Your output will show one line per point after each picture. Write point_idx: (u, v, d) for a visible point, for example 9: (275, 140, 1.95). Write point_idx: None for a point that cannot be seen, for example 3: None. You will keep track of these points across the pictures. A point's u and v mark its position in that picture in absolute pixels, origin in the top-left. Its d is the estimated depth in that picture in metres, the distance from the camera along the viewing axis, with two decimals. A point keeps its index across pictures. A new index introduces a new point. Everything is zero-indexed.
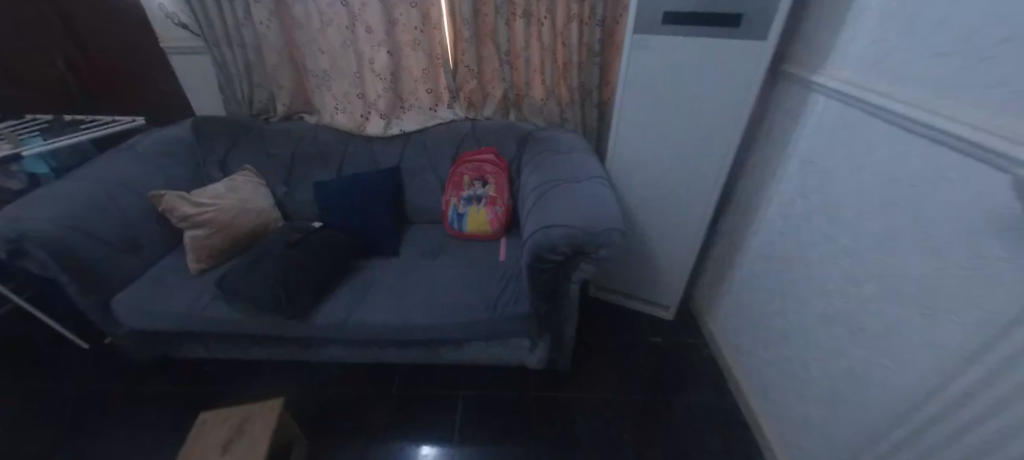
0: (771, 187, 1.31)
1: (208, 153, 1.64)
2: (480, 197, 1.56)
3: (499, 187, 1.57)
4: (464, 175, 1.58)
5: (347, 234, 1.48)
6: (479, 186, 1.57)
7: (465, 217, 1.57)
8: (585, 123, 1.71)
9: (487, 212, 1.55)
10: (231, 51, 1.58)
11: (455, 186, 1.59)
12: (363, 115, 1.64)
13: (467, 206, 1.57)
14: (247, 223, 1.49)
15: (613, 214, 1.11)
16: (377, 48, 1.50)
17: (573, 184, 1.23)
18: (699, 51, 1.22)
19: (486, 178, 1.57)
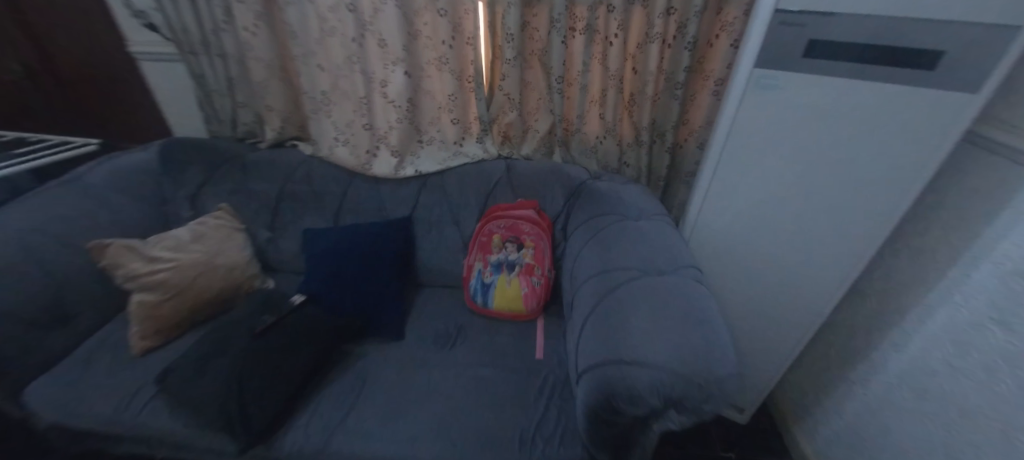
0: (945, 294, 0.94)
1: (176, 187, 1.32)
2: (513, 265, 1.20)
3: (539, 252, 1.21)
4: (493, 233, 1.22)
5: (339, 307, 1.14)
6: (512, 249, 1.20)
7: (492, 289, 1.20)
8: (651, 169, 1.34)
9: (522, 285, 1.19)
10: (210, 62, 1.25)
11: (482, 247, 1.23)
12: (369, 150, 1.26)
13: (496, 274, 1.21)
14: (214, 284, 1.18)
15: (725, 347, 0.75)
16: (391, 67, 1.14)
17: (656, 285, 0.87)
18: (854, 101, 0.85)
19: (522, 239, 1.21)
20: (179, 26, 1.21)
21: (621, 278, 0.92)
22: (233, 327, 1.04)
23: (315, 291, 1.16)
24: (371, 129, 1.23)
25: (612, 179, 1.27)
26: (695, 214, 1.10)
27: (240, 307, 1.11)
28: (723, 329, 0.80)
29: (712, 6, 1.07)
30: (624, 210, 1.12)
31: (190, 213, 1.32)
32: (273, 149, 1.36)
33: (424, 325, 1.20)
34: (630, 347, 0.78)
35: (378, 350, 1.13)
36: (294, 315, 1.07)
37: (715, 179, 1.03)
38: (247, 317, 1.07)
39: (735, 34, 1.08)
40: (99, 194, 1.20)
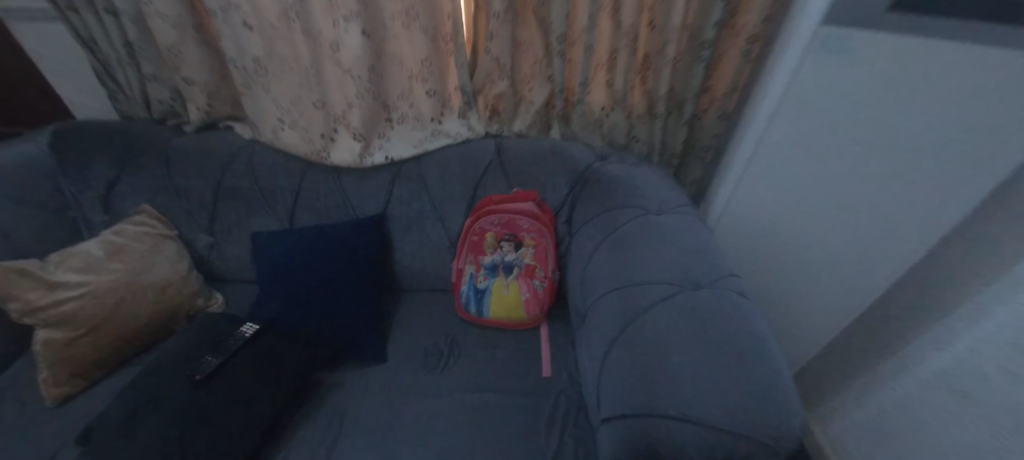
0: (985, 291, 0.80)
1: (79, 187, 1.04)
2: (512, 267, 1.02)
3: (541, 251, 1.02)
4: (485, 231, 1.02)
5: (305, 329, 0.95)
6: (509, 249, 1.02)
7: (487, 297, 1.02)
8: (664, 144, 1.15)
9: (522, 290, 1.01)
10: (98, 20, 0.95)
11: (472, 248, 1.04)
12: (324, 134, 1.00)
13: (491, 279, 1.03)
14: (143, 312, 0.95)
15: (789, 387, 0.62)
16: (343, 25, 0.87)
17: (699, 303, 0.72)
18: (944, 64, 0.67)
19: (521, 237, 1.02)
20: None
21: (650, 296, 0.76)
22: (170, 370, 0.83)
23: (272, 315, 0.96)
24: (322, 107, 0.97)
25: (622, 160, 1.08)
26: (724, 201, 0.95)
27: (180, 340, 0.90)
28: (784, 367, 0.65)
29: None
30: (643, 202, 0.94)
31: (103, 219, 1.05)
32: (202, 132, 1.09)
33: (409, 343, 1.03)
34: (673, 397, 0.63)
35: (356, 379, 0.95)
36: (246, 348, 0.87)
37: (754, 163, 0.87)
38: (180, 355, 0.86)
39: None
40: None
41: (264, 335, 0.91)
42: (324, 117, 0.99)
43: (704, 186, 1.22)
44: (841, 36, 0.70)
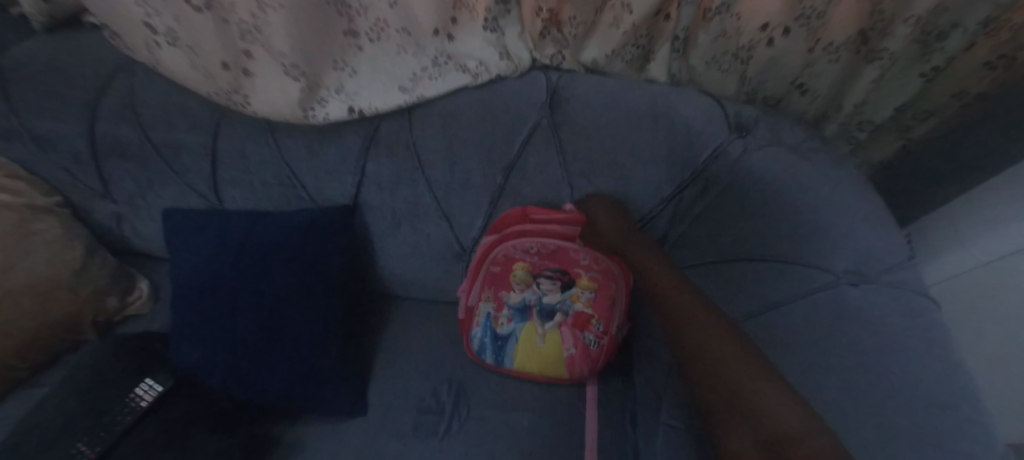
0: None
1: None
2: (553, 312, 0.63)
3: (604, 297, 0.63)
4: (514, 258, 0.64)
5: (241, 380, 0.64)
6: (552, 288, 0.63)
7: (509, 349, 0.64)
8: (861, 106, 0.61)
9: (567, 346, 0.62)
10: None
11: (491, 281, 0.65)
12: (228, 63, 0.53)
13: (519, 324, 0.63)
14: (21, 325, 0.65)
15: None
16: None
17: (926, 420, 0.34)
18: None
19: (572, 274, 0.64)
20: None
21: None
22: (31, 449, 0.53)
23: (190, 360, 0.64)
24: (207, 7, 0.48)
25: (778, 136, 0.58)
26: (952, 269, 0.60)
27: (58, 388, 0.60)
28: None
29: None
30: (827, 252, 0.47)
31: None
32: (56, 33, 0.65)
33: (397, 385, 0.72)
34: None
35: (319, 441, 0.67)
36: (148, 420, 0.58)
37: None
38: (48, 410, 0.57)
39: None
40: None
41: (177, 398, 0.61)
42: (217, 33, 0.50)
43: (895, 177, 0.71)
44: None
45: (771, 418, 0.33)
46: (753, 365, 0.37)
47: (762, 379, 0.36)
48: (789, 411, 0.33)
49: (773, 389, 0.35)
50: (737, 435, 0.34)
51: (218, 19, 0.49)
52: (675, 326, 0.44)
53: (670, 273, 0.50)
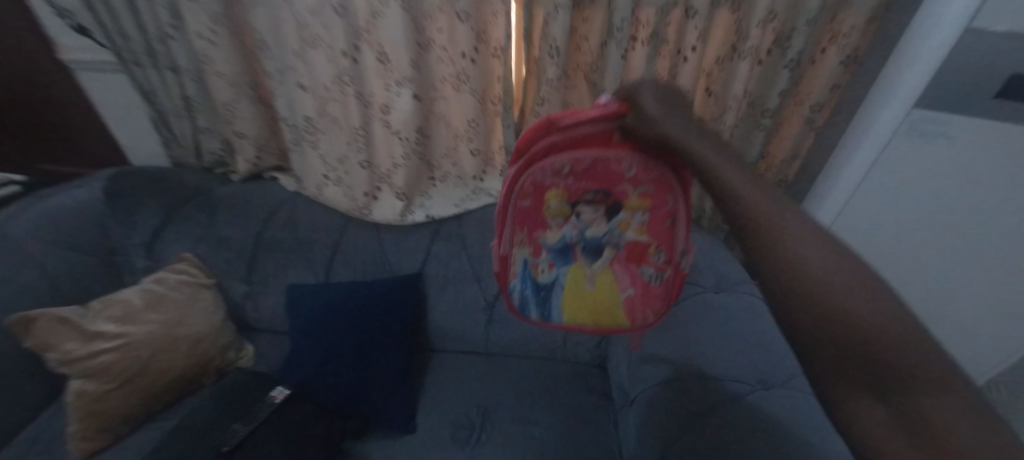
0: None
1: (128, 234, 1.05)
2: (603, 248, 0.66)
3: (659, 221, 0.63)
4: (547, 186, 0.61)
5: (339, 394, 0.93)
6: (596, 217, 0.63)
7: (556, 300, 0.71)
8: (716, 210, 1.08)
9: (622, 287, 0.69)
10: (160, 76, 0.97)
11: (525, 221, 0.64)
12: (368, 191, 1.00)
13: (563, 270, 0.69)
14: (175, 365, 0.95)
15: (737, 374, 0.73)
16: (395, 89, 0.87)
17: (725, 327, 0.81)
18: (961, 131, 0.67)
19: (615, 193, 0.61)
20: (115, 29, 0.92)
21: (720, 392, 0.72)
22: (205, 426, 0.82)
23: (307, 379, 0.94)
24: (368, 166, 0.96)
25: None
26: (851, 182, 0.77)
27: (210, 399, 0.90)
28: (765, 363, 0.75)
29: (828, 9, 0.78)
30: (699, 277, 0.92)
31: (145, 264, 1.06)
32: (247, 181, 1.09)
33: (440, 411, 0.97)
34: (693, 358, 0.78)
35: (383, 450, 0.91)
36: (279, 415, 0.86)
37: (911, 108, 0.68)
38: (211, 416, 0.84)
39: (851, 46, 0.79)
40: (19, 247, 0.93)
41: (295, 403, 0.90)
42: (368, 177, 0.98)
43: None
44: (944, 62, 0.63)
45: (851, 314, 0.31)
46: (825, 267, 0.32)
47: (853, 291, 0.32)
48: (866, 304, 0.31)
49: (856, 293, 0.32)
50: (810, 334, 0.32)
51: (370, 171, 0.97)
52: (748, 211, 0.36)
53: (712, 141, 0.43)
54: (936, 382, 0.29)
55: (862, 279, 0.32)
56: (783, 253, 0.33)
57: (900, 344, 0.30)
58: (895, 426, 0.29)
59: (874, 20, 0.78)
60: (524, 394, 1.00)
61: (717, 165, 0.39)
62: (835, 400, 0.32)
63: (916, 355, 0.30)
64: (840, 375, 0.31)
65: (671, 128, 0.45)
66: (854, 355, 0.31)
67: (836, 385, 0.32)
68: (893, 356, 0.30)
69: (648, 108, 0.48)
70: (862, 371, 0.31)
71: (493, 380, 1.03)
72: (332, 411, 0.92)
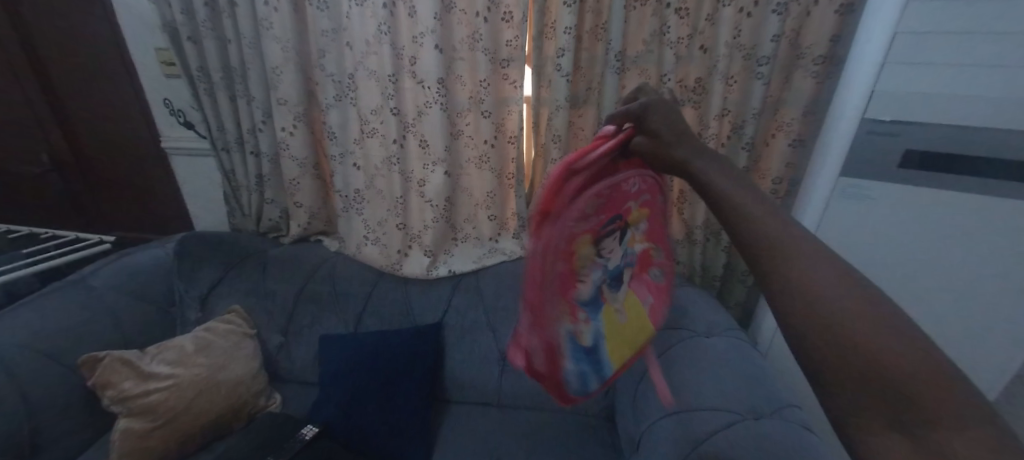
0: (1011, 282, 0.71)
1: (188, 287, 1.21)
2: (624, 276, 0.59)
3: (658, 227, 0.64)
4: (574, 231, 0.48)
5: (360, 435, 1.00)
6: (616, 248, 0.56)
7: (604, 363, 0.57)
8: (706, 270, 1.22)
9: (642, 298, 0.64)
10: (242, 159, 1.23)
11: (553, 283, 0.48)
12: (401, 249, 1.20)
13: (599, 321, 0.56)
14: (213, 408, 1.02)
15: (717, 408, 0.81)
16: (431, 167, 1.10)
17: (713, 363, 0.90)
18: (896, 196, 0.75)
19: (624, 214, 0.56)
20: (217, 125, 1.20)
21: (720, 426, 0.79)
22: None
23: (332, 420, 1.02)
24: (404, 229, 1.17)
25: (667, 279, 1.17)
26: (822, 201, 0.82)
27: (242, 437, 0.97)
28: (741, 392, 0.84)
29: (769, 106, 1.00)
30: (691, 325, 1.01)
31: (197, 315, 1.20)
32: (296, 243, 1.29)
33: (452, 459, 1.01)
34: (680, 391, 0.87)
35: None
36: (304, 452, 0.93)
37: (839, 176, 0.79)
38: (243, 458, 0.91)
39: (794, 134, 0.98)
40: (101, 297, 1.11)
41: (319, 441, 0.97)
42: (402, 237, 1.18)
43: (749, 306, 1.21)
44: (889, 136, 0.72)
45: (842, 310, 0.32)
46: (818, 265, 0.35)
47: (838, 288, 0.33)
48: (850, 299, 0.33)
49: (845, 295, 0.33)
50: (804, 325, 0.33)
51: (405, 232, 1.18)
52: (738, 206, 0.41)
53: (702, 154, 0.49)
54: (938, 388, 0.29)
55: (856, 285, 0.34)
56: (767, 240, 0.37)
57: (896, 352, 0.30)
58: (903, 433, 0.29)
59: (809, 114, 0.96)
60: (536, 442, 1.04)
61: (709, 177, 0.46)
62: (831, 394, 0.32)
63: (918, 363, 0.30)
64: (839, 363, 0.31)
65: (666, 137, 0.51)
66: (847, 352, 0.31)
67: (846, 388, 0.31)
68: (880, 356, 0.31)
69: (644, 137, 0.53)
70: (862, 371, 0.31)
71: (506, 430, 1.08)
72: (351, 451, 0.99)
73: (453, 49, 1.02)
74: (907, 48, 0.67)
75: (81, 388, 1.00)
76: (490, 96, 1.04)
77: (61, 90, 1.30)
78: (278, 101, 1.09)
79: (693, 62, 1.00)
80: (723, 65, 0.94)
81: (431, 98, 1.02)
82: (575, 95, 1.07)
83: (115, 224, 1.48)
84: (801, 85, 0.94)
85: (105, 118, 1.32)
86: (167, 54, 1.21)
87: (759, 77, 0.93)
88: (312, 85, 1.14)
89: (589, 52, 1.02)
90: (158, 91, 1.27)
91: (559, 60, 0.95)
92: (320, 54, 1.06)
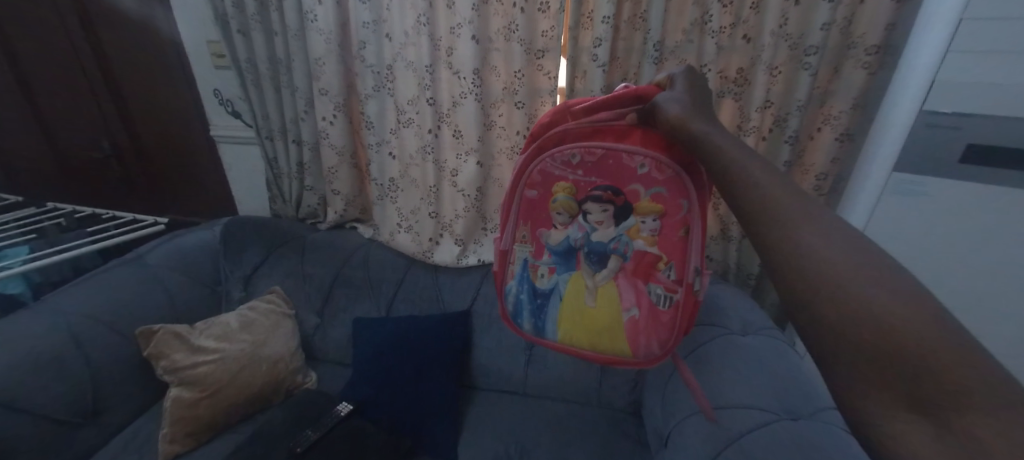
0: None
1: (233, 267, 1.29)
2: (608, 255, 0.73)
3: (670, 232, 0.70)
4: (539, 170, 0.74)
5: (389, 414, 1.04)
6: (603, 220, 0.71)
7: (551, 309, 0.79)
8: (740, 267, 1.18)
9: (625, 307, 0.74)
10: (285, 147, 1.28)
11: (527, 215, 0.78)
12: (432, 237, 1.23)
13: (564, 276, 0.77)
14: (256, 381, 1.08)
15: (759, 407, 0.78)
16: (464, 157, 1.12)
17: (751, 359, 0.87)
18: (954, 195, 0.71)
19: (624, 192, 0.70)
20: (262, 114, 1.25)
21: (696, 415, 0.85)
22: (280, 431, 0.96)
23: (364, 398, 1.06)
24: (436, 217, 1.20)
25: None
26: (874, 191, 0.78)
27: (281, 410, 1.02)
28: (790, 392, 0.79)
29: (816, 99, 0.94)
30: (726, 322, 0.98)
31: (241, 294, 1.27)
32: (332, 229, 1.34)
33: (477, 444, 1.04)
34: (716, 392, 0.84)
35: None
36: (340, 426, 0.98)
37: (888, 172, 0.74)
38: (284, 430, 0.96)
39: (842, 127, 0.93)
40: (155, 274, 1.19)
41: (354, 418, 1.01)
42: (434, 225, 1.22)
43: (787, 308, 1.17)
44: (950, 129, 0.68)
45: (860, 305, 0.32)
46: (844, 262, 0.34)
47: (867, 282, 0.33)
48: (886, 295, 0.32)
49: (868, 292, 0.32)
50: (816, 323, 0.33)
51: (437, 220, 1.21)
52: (766, 207, 0.39)
53: (733, 142, 0.47)
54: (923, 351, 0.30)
55: (884, 281, 0.33)
56: (787, 240, 0.37)
57: (927, 351, 0.30)
58: (919, 424, 0.29)
59: (860, 107, 0.91)
60: (561, 434, 1.04)
61: (744, 171, 0.43)
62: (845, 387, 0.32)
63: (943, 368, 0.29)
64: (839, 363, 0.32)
65: (693, 106, 0.55)
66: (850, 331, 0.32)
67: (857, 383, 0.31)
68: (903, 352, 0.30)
69: (673, 92, 0.58)
70: (879, 372, 0.31)
71: (531, 419, 1.09)
72: (383, 427, 1.03)
73: (489, 39, 1.03)
74: (974, 36, 0.62)
75: (135, 359, 1.08)
76: (524, 88, 1.04)
77: (121, 82, 1.38)
78: (320, 91, 1.13)
79: (735, 52, 0.96)
80: (767, 55, 0.91)
81: (466, 89, 1.04)
82: (611, 85, 1.05)
83: (165, 207, 1.57)
84: (852, 76, 0.89)
85: (160, 108, 1.40)
86: (218, 46, 1.28)
87: (807, 67, 0.89)
88: (351, 76, 1.17)
89: (626, 43, 1.01)
90: (208, 82, 1.34)
91: (596, 51, 0.94)
92: (360, 46, 1.09)
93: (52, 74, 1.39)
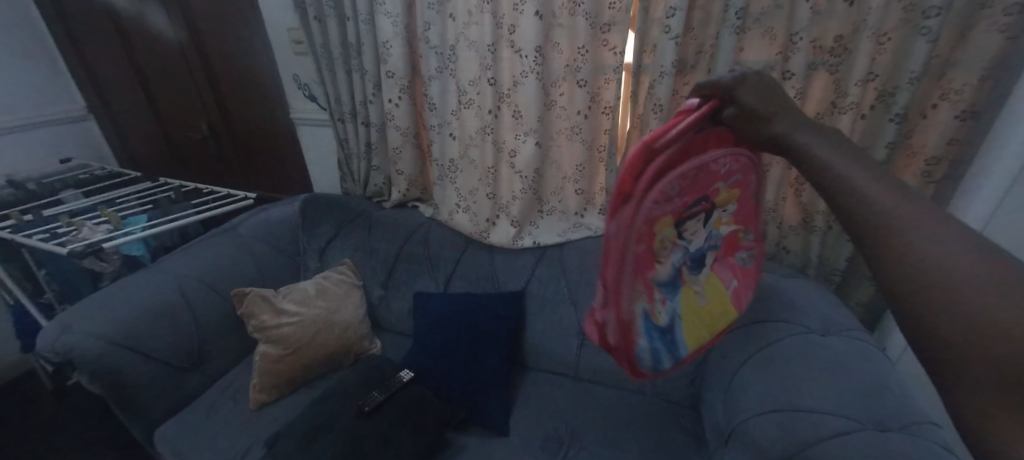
0: None
1: (310, 239, 1.41)
2: (704, 254, 0.69)
3: (743, 207, 0.70)
4: (641, 223, 0.55)
5: (444, 384, 1.09)
6: (697, 227, 0.65)
7: (680, 332, 0.69)
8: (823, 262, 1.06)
9: (727, 285, 0.74)
10: (354, 129, 1.35)
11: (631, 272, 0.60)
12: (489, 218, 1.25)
13: (677, 301, 0.68)
14: (328, 344, 1.19)
15: (836, 415, 0.71)
16: (522, 137, 1.11)
17: (828, 359, 0.80)
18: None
19: (711, 195, 0.63)
20: (336, 97, 1.33)
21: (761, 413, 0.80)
22: (349, 390, 1.05)
23: (423, 367, 1.12)
24: (494, 198, 1.22)
25: (772, 268, 1.05)
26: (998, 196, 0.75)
27: (350, 372, 1.12)
28: (877, 402, 0.71)
29: (932, 69, 0.81)
30: (802, 319, 0.90)
31: (317, 265, 1.39)
32: (396, 207, 1.41)
33: (528, 421, 1.06)
34: (788, 396, 0.77)
35: (478, 445, 1.02)
36: (402, 391, 1.05)
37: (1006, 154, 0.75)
38: (354, 389, 1.05)
39: (965, 103, 0.79)
40: (246, 243, 1.34)
41: (414, 384, 1.08)
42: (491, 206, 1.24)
43: (877, 309, 1.05)
44: None
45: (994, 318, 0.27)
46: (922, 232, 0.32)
47: (1007, 297, 0.28)
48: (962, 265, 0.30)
49: (1009, 304, 0.27)
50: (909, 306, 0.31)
51: (493, 201, 1.22)
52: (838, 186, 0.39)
53: (837, 149, 0.42)
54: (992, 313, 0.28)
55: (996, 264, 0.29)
56: (878, 223, 0.35)
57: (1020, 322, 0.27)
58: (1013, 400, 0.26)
59: (991, 79, 0.76)
60: (612, 420, 1.03)
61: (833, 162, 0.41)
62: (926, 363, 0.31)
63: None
64: (959, 373, 0.28)
65: (766, 111, 0.52)
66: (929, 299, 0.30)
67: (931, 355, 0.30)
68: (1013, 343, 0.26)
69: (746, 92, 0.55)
70: (1014, 396, 0.26)
71: (581, 402, 1.10)
72: (440, 395, 1.09)
73: (553, 15, 0.99)
74: None
75: (231, 317, 1.22)
76: (588, 64, 0.99)
77: (216, 67, 1.51)
78: (387, 74, 1.18)
79: (833, 17, 0.84)
80: (875, 19, 0.79)
81: (528, 68, 1.02)
82: (682, 60, 0.97)
83: (252, 183, 1.74)
84: (983, 41, 0.74)
85: (249, 92, 1.53)
86: (297, 33, 1.37)
87: (924, 33, 0.76)
88: (416, 58, 1.20)
89: (702, 12, 0.92)
90: (288, 67, 1.45)
91: (669, 22, 0.87)
92: (425, 27, 1.10)
93: (166, 64, 1.58)
